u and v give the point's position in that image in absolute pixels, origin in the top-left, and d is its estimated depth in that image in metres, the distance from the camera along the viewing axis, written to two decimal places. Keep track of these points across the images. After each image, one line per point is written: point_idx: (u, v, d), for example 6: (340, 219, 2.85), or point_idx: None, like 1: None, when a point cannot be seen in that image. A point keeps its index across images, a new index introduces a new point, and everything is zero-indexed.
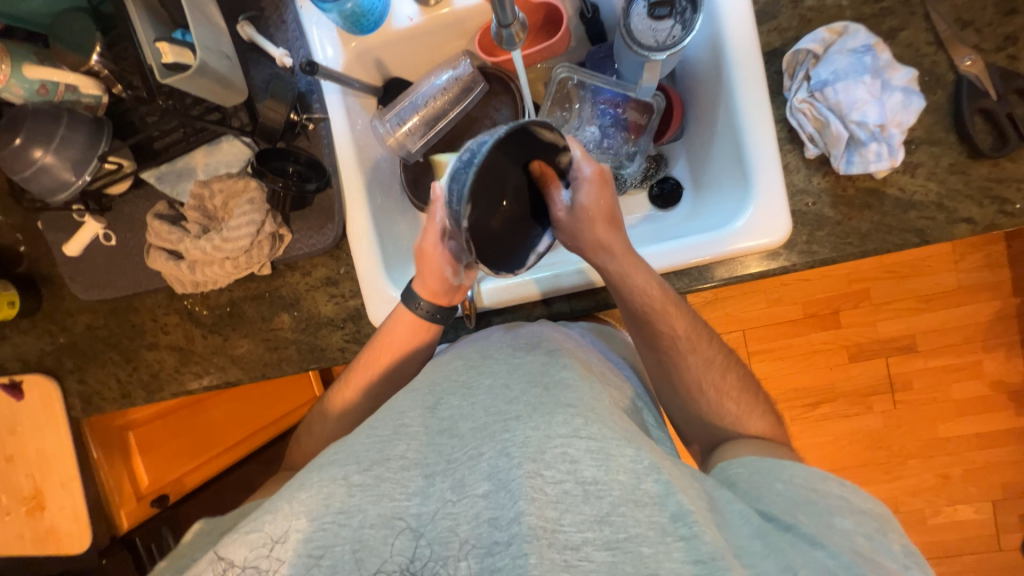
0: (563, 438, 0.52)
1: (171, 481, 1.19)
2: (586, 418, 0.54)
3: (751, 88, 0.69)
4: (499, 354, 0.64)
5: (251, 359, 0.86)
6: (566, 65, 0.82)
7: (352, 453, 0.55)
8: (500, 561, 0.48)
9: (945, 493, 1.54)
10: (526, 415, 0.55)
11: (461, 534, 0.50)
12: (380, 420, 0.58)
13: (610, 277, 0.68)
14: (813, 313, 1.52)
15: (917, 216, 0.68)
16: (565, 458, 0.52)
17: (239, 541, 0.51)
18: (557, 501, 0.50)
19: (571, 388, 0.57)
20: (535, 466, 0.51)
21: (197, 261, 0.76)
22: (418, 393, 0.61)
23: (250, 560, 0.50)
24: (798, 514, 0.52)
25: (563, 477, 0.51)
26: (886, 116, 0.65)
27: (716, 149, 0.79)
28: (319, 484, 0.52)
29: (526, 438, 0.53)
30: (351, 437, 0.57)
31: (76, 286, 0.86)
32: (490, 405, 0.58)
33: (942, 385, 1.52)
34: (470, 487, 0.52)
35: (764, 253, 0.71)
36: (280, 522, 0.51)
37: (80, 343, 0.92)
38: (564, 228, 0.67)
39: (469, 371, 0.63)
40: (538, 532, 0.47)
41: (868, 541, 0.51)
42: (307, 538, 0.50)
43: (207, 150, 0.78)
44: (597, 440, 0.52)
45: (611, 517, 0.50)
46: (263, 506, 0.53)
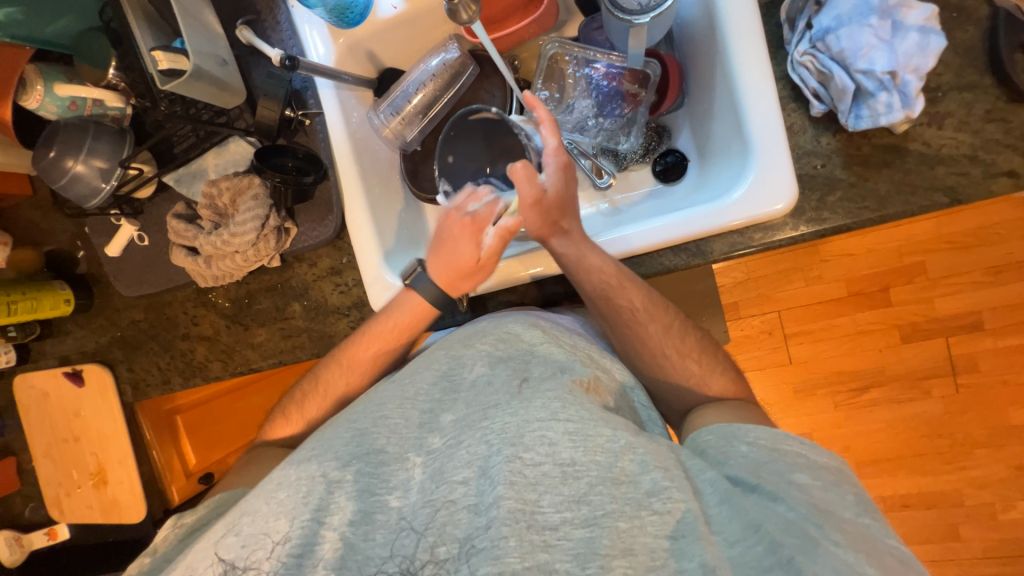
0: (541, 421, 0.52)
1: (216, 461, 1.34)
2: (564, 401, 0.53)
3: (746, 44, 0.64)
4: (481, 345, 0.62)
5: (269, 347, 0.92)
6: (556, 40, 0.83)
7: (330, 448, 0.56)
8: (479, 544, 0.47)
9: (1019, 486, 1.38)
10: (505, 402, 0.55)
11: (440, 517, 0.50)
12: (359, 413, 0.59)
13: (566, 261, 0.68)
14: (856, 290, 1.40)
15: (946, 172, 0.60)
16: (543, 441, 0.51)
17: (216, 544, 0.51)
18: (536, 483, 0.49)
19: (550, 375, 0.57)
20: (514, 451, 0.50)
21: (212, 256, 0.82)
22: (400, 385, 0.61)
23: (230, 562, 0.50)
24: (764, 474, 0.51)
25: (542, 460, 0.50)
26: (898, 61, 0.58)
27: (717, 116, 0.74)
28: (297, 483, 0.53)
29: (504, 425, 0.52)
30: (328, 433, 0.58)
31: (119, 282, 0.94)
32: (474, 399, 0.57)
33: (1014, 367, 1.36)
34: (450, 474, 0.52)
35: (769, 223, 0.66)
36: (259, 523, 0.51)
37: (126, 335, 1.01)
38: (523, 212, 0.66)
39: (449, 361, 0.62)
40: (516, 515, 0.47)
41: (824, 493, 0.50)
42: (286, 538, 0.50)
43: (217, 152, 0.84)
44: (575, 422, 0.52)
45: (589, 497, 0.49)
46: (238, 509, 0.53)
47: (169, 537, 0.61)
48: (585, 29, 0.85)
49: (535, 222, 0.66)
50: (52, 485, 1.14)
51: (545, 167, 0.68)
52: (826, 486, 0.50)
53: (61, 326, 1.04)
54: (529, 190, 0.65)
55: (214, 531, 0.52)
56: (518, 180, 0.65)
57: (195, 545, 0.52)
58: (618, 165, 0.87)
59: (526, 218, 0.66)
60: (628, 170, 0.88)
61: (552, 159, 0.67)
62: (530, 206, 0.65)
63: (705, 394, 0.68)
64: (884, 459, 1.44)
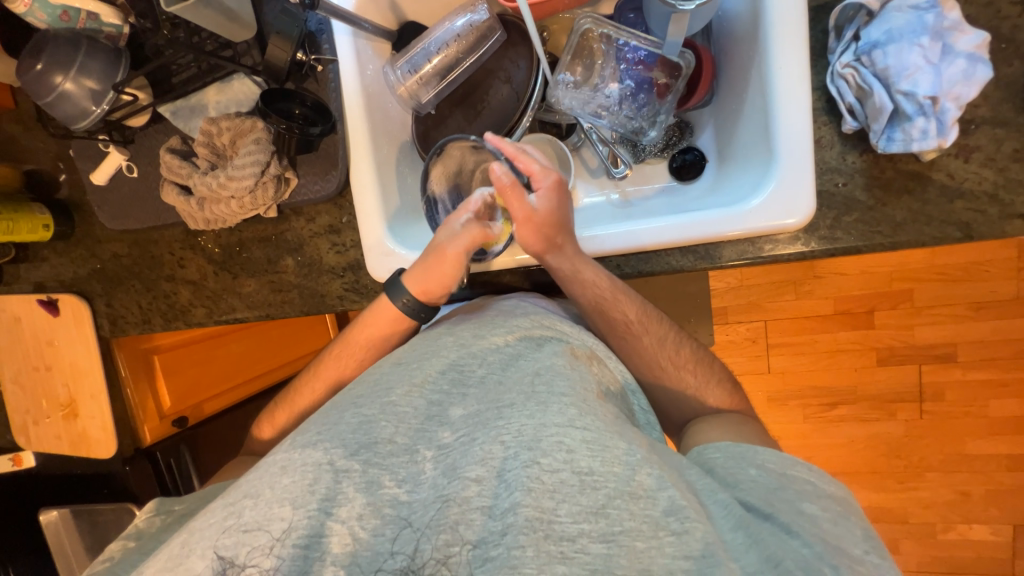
0: (558, 426, 0.50)
1: (191, 405, 1.27)
2: (580, 408, 0.51)
3: (790, 45, 0.62)
4: (492, 337, 0.62)
5: (258, 299, 0.89)
6: (591, 16, 0.79)
7: (338, 436, 0.54)
8: (493, 551, 0.47)
9: (961, 511, 1.46)
10: (520, 403, 0.53)
11: (451, 515, 0.49)
12: (367, 395, 0.58)
13: (559, 275, 0.67)
14: (843, 309, 1.42)
15: (963, 207, 0.60)
16: (560, 447, 0.49)
17: (213, 539, 0.50)
18: (554, 491, 0.48)
19: (562, 375, 0.55)
20: (531, 456, 0.49)
21: (206, 198, 0.78)
22: (407, 369, 0.60)
23: (229, 547, 0.49)
24: (779, 503, 0.50)
25: (560, 467, 0.49)
26: (941, 87, 0.56)
27: (745, 119, 0.72)
28: (302, 469, 0.52)
29: (520, 428, 0.51)
30: (335, 415, 0.57)
31: (103, 214, 0.90)
32: (485, 397, 0.56)
33: (978, 401, 1.41)
34: (462, 470, 0.51)
35: (783, 236, 0.65)
36: (261, 508, 0.50)
37: (107, 269, 0.97)
38: (519, 230, 0.65)
39: (459, 350, 0.61)
40: (534, 524, 0.46)
41: (832, 526, 0.49)
42: (292, 526, 0.49)
43: (219, 88, 0.79)
44: (593, 431, 0.50)
45: (607, 510, 0.47)
46: (241, 488, 0.52)
47: (153, 522, 0.63)
48: (622, 8, 0.82)
49: (527, 239, 0.65)
50: (18, 413, 1.12)
51: (535, 191, 0.66)
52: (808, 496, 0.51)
53: (39, 252, 1.00)
54: (517, 211, 0.64)
55: (212, 513, 0.52)
56: (506, 203, 0.65)
57: (192, 521, 0.52)
58: (635, 156, 0.85)
59: (523, 234, 0.65)
60: (644, 162, 0.86)
61: (542, 180, 0.66)
62: (521, 227, 0.64)
63: (695, 401, 0.68)
64: (844, 474, 1.50)
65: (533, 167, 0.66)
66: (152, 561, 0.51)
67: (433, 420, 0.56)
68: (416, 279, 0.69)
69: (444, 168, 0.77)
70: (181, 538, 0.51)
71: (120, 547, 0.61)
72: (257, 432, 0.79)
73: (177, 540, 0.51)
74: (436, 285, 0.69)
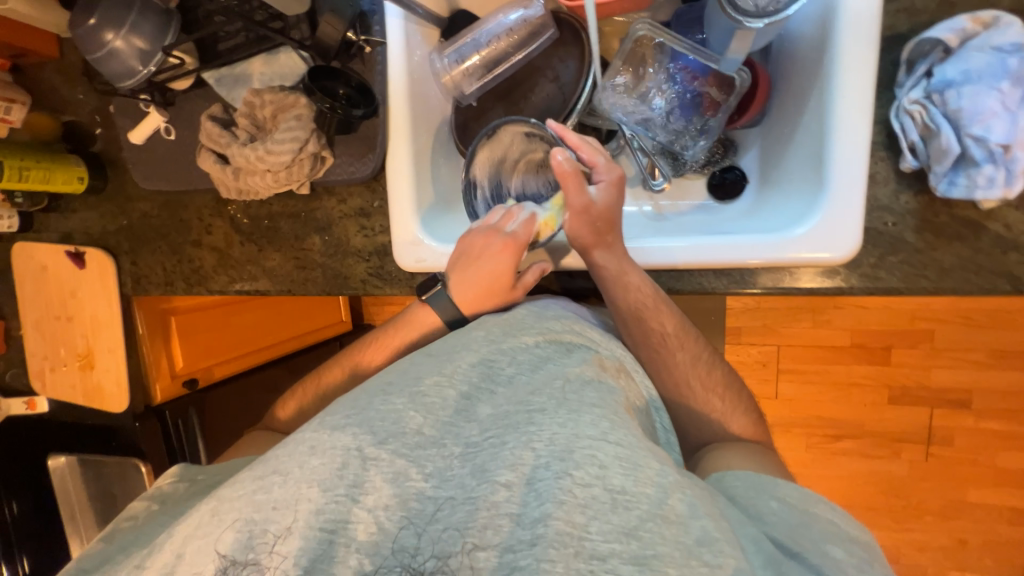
0: (592, 439, 0.50)
1: (202, 367, 1.28)
2: (614, 422, 0.51)
3: (857, 75, 0.60)
4: (524, 338, 0.62)
5: (280, 274, 0.90)
6: (648, 22, 0.74)
7: (367, 422, 0.54)
8: (523, 560, 0.47)
9: (956, 558, 1.44)
10: (551, 409, 0.53)
11: (480, 518, 0.49)
12: (396, 382, 0.58)
13: (604, 275, 0.66)
14: (861, 343, 1.40)
15: (1017, 260, 0.59)
16: (593, 461, 0.49)
17: (242, 511, 0.51)
18: (586, 505, 0.47)
19: (593, 386, 0.55)
20: (564, 467, 0.49)
21: (242, 169, 0.77)
22: (434, 364, 0.60)
23: (257, 520, 0.50)
24: (802, 541, 0.49)
25: (592, 482, 0.48)
26: (1016, 135, 0.54)
27: (796, 145, 0.70)
28: (331, 453, 0.52)
29: (553, 436, 0.51)
30: (364, 400, 0.57)
31: (136, 173, 0.90)
32: (513, 396, 0.56)
33: (987, 450, 1.39)
34: (493, 474, 0.51)
35: (822, 269, 0.64)
36: (290, 486, 0.51)
37: (135, 227, 0.98)
38: (573, 220, 0.65)
39: (490, 346, 0.61)
40: (564, 539, 0.46)
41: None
42: (318, 509, 0.50)
43: (265, 60, 0.79)
44: (627, 448, 0.49)
45: (639, 532, 0.46)
46: (269, 464, 0.53)
47: (176, 488, 0.65)
48: (680, 17, 0.80)
49: (581, 229, 0.65)
50: (37, 358, 1.14)
51: (595, 183, 0.68)
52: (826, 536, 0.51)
53: (71, 203, 1.01)
54: (576, 200, 0.65)
55: (241, 483, 0.52)
56: (566, 189, 0.65)
57: (220, 488, 0.53)
58: (675, 170, 0.82)
59: (576, 225, 0.65)
60: (683, 177, 0.84)
61: (603, 173, 0.67)
62: (577, 216, 0.65)
63: (712, 425, 0.67)
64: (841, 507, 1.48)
65: (593, 158, 0.68)
66: (181, 523, 0.52)
67: (461, 415, 0.56)
68: (463, 293, 0.71)
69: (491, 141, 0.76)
70: (208, 506, 0.52)
71: (145, 508, 0.64)
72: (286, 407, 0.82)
73: (206, 505, 0.52)
74: (482, 301, 0.71)
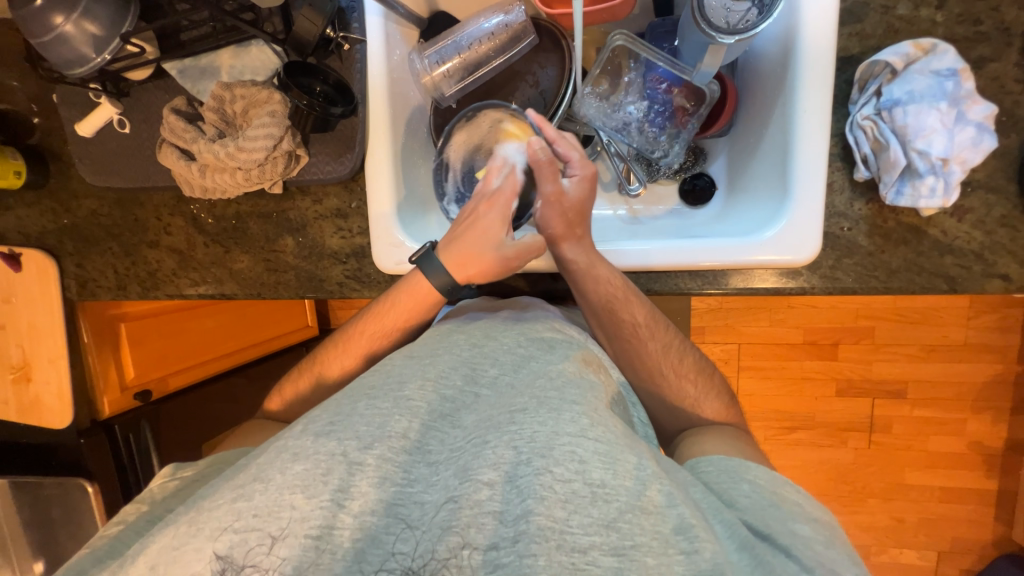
0: (571, 436, 0.51)
1: (156, 377, 1.19)
2: (592, 419, 0.52)
3: (815, 92, 0.65)
4: (503, 339, 0.62)
5: (249, 277, 0.86)
6: (625, 33, 0.78)
7: (351, 427, 0.53)
8: (506, 557, 0.47)
9: (895, 536, 1.57)
10: (533, 409, 0.53)
11: (463, 517, 0.49)
12: (380, 386, 0.57)
13: (573, 269, 0.67)
14: (812, 340, 1.50)
15: (952, 262, 0.65)
16: (573, 457, 0.50)
17: (220, 522, 0.48)
18: (566, 501, 0.48)
19: (574, 383, 0.56)
20: (544, 463, 0.50)
21: (209, 166, 0.74)
22: (419, 366, 0.59)
23: (238, 530, 0.48)
24: (779, 525, 0.52)
25: (572, 477, 0.49)
26: (952, 150, 0.60)
27: (761, 155, 0.75)
28: (315, 458, 0.51)
29: (534, 434, 0.51)
30: (347, 406, 0.56)
31: (85, 168, 0.84)
32: (497, 402, 0.56)
33: (921, 436, 1.51)
34: (475, 473, 0.50)
35: (785, 270, 0.69)
36: (271, 494, 0.49)
37: (82, 227, 0.90)
38: (544, 209, 0.67)
39: (471, 350, 0.61)
40: (546, 533, 0.47)
41: (825, 548, 0.51)
42: (305, 517, 0.48)
43: (235, 52, 0.76)
44: (605, 443, 0.51)
45: (618, 523, 0.48)
46: (250, 472, 0.51)
47: (167, 486, 0.62)
48: (654, 29, 0.83)
49: (552, 221, 0.67)
50: None
51: (570, 174, 0.68)
52: (802, 518, 0.54)
53: (4, 200, 0.92)
54: (549, 187, 0.66)
55: (221, 494, 0.50)
56: (540, 175, 0.66)
57: (201, 500, 0.51)
58: (650, 175, 0.86)
59: (548, 214, 0.67)
60: (657, 183, 0.88)
61: (577, 165, 0.67)
62: (549, 205, 0.66)
63: (688, 421, 0.70)
64: None
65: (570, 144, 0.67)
66: (156, 540, 0.50)
67: (445, 421, 0.56)
68: (451, 253, 0.67)
69: (473, 137, 0.80)
70: (187, 516, 0.50)
71: (133, 510, 0.60)
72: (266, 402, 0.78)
73: (184, 518, 0.50)
74: (470, 263, 0.67)
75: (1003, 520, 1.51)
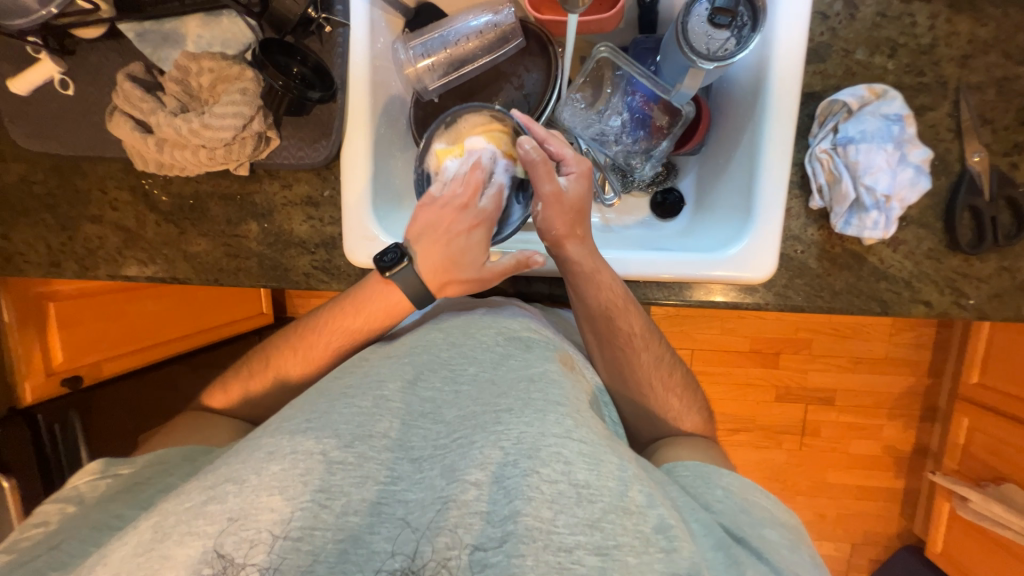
0: (557, 437, 0.52)
1: (89, 363, 1.10)
2: (575, 420, 0.54)
3: (781, 123, 0.70)
4: (483, 335, 0.63)
5: (205, 261, 0.80)
6: (609, 46, 0.80)
7: (330, 425, 0.52)
8: (494, 557, 0.47)
9: (817, 529, 1.72)
10: (518, 409, 0.54)
11: (451, 517, 0.49)
12: (356, 387, 0.56)
13: (577, 271, 0.68)
14: (758, 349, 1.60)
15: (886, 287, 0.72)
16: (558, 458, 0.51)
17: (190, 524, 0.46)
18: (552, 501, 0.49)
19: (557, 384, 0.57)
20: (531, 464, 0.50)
21: (168, 141, 0.69)
22: (397, 364, 0.59)
23: (212, 542, 0.46)
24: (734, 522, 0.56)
25: (557, 478, 0.50)
26: (894, 188, 0.67)
27: (727, 177, 0.80)
28: (293, 457, 0.50)
29: (520, 434, 0.52)
30: (325, 405, 0.55)
31: (17, 129, 0.75)
32: (478, 397, 0.57)
33: (845, 440, 1.66)
34: (462, 473, 0.51)
35: (743, 287, 0.73)
36: (246, 496, 0.47)
37: (10, 194, 0.81)
38: (545, 210, 0.67)
39: (450, 349, 0.61)
40: (534, 533, 0.48)
41: (790, 553, 0.55)
42: (284, 519, 0.47)
43: (204, 21, 0.70)
44: (589, 444, 0.52)
45: (602, 523, 0.49)
46: (221, 473, 0.49)
47: (98, 486, 0.58)
48: (637, 45, 0.86)
49: (555, 221, 0.67)
50: None
51: (566, 174, 0.69)
52: (751, 517, 0.58)
53: None
54: (548, 187, 0.66)
55: (187, 496, 0.48)
56: (536, 176, 0.65)
57: (164, 503, 0.48)
58: (625, 185, 0.89)
59: (549, 215, 0.67)
60: (630, 194, 0.91)
61: (572, 164, 0.69)
62: (550, 206, 0.66)
63: (648, 425, 0.73)
64: None
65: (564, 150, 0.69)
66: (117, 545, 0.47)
67: (427, 418, 0.56)
68: (429, 266, 0.66)
69: (456, 138, 0.72)
70: (151, 517, 0.48)
71: (59, 511, 0.56)
72: (211, 398, 0.73)
73: (147, 522, 0.48)
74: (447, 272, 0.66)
75: (907, 515, 1.70)
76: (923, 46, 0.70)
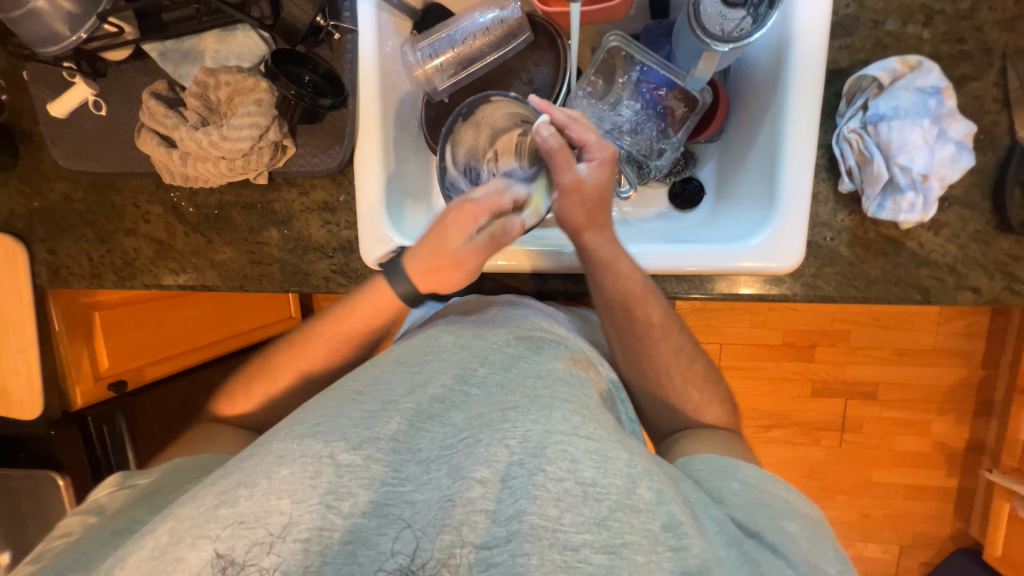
0: (563, 435, 0.51)
1: (131, 368, 1.15)
2: (584, 417, 0.53)
3: (805, 103, 0.66)
4: (493, 336, 0.63)
5: (231, 269, 0.83)
6: (619, 35, 0.76)
7: (338, 429, 0.53)
8: (499, 556, 0.47)
9: (861, 530, 1.64)
10: (524, 407, 0.54)
11: (456, 515, 0.49)
12: (367, 391, 0.57)
13: (595, 260, 0.67)
14: (791, 341, 1.53)
15: (927, 274, 0.67)
16: (565, 456, 0.50)
17: (204, 527, 0.48)
18: (558, 499, 0.49)
19: (565, 381, 0.57)
20: (536, 463, 0.50)
21: (191, 154, 0.71)
22: (409, 368, 0.59)
23: (225, 541, 0.47)
24: (760, 521, 0.54)
25: (564, 476, 0.49)
26: (932, 166, 0.63)
27: (749, 164, 0.76)
28: (303, 460, 0.51)
29: (526, 432, 0.52)
30: (333, 408, 0.55)
31: (57, 150, 0.80)
32: (488, 400, 0.56)
33: (889, 436, 1.57)
34: (468, 471, 0.51)
35: (770, 277, 0.70)
36: (257, 499, 0.49)
37: (54, 211, 0.87)
38: (562, 201, 0.66)
39: (461, 351, 0.61)
40: (539, 532, 0.47)
41: (812, 545, 0.53)
42: (291, 522, 0.48)
43: (220, 37, 0.73)
44: (596, 441, 0.51)
45: (609, 522, 0.48)
46: (233, 478, 0.51)
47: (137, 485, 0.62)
48: (649, 31, 0.83)
49: (571, 212, 0.66)
50: None
51: (587, 161, 0.66)
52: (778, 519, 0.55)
53: None
54: (567, 176, 0.64)
55: (201, 500, 0.50)
56: (554, 162, 0.64)
57: (179, 508, 0.50)
58: (641, 178, 0.86)
59: (566, 205, 0.66)
60: (647, 185, 0.88)
61: (596, 151, 0.66)
62: (566, 195, 0.65)
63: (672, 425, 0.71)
64: None
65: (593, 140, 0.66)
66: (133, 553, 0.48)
67: (434, 421, 0.56)
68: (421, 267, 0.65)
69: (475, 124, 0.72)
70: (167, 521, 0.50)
71: (88, 521, 0.59)
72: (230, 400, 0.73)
73: (164, 527, 0.49)
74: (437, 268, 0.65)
75: (962, 516, 1.59)
76: (963, 12, 0.65)
